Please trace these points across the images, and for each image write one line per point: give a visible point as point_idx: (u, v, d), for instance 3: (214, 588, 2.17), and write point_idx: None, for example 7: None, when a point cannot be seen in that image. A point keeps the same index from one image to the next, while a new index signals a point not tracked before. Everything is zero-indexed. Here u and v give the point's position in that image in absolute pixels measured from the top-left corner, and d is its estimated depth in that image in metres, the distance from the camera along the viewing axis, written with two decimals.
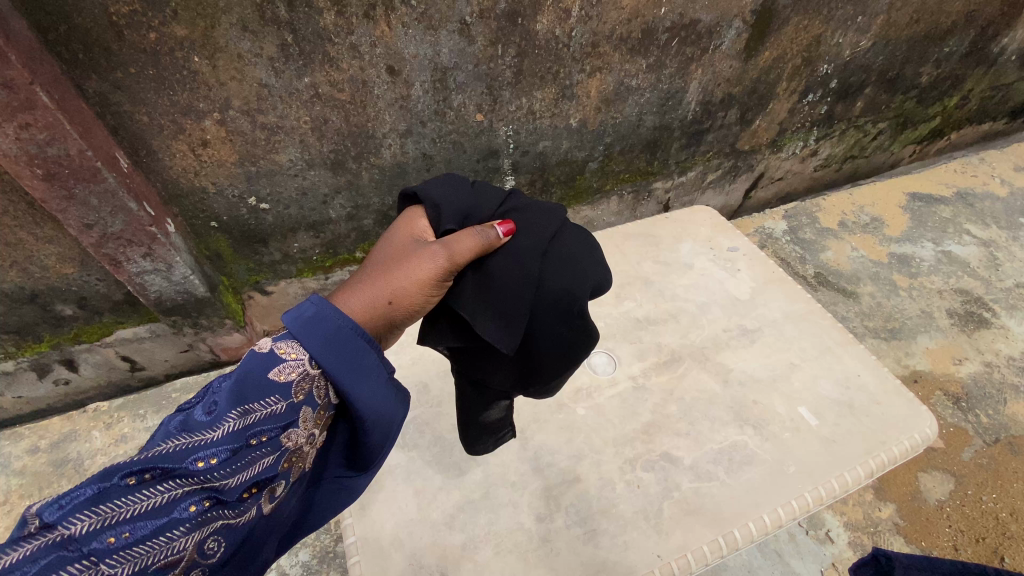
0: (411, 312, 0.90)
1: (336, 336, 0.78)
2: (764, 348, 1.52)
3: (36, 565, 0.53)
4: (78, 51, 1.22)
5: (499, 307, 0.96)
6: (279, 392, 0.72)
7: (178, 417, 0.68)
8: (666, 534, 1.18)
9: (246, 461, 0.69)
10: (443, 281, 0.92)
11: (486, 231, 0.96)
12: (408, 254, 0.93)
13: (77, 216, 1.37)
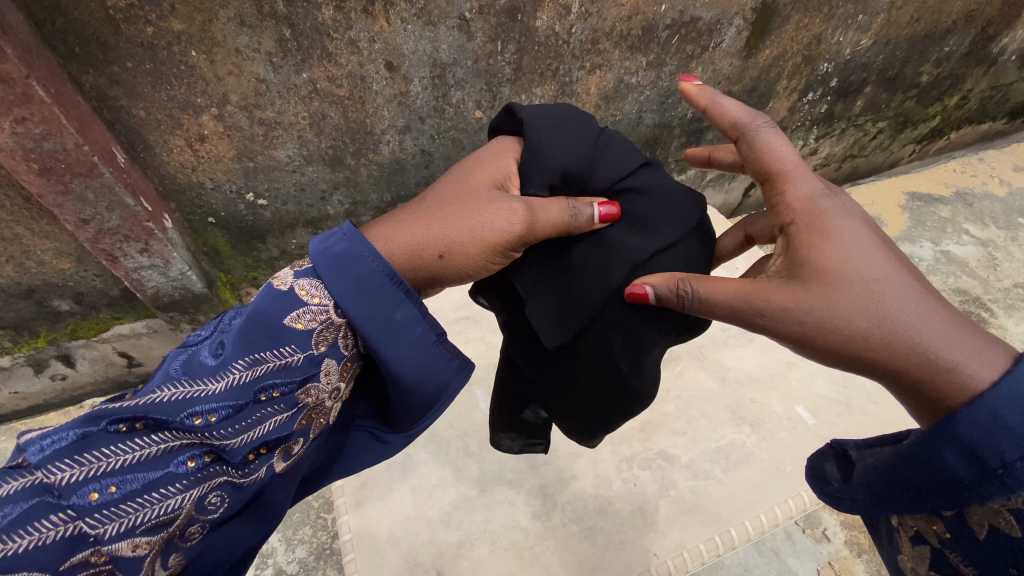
0: (459, 272, 0.95)
1: (365, 285, 0.83)
2: (763, 347, 1.51)
3: (19, 509, 0.60)
4: (75, 44, 1.22)
5: (559, 297, 0.96)
6: (295, 344, 0.78)
7: (184, 359, 0.75)
8: (663, 532, 1.19)
9: (254, 418, 0.76)
10: (504, 252, 0.95)
11: (578, 210, 0.93)
12: (484, 205, 0.94)
13: (74, 211, 1.36)
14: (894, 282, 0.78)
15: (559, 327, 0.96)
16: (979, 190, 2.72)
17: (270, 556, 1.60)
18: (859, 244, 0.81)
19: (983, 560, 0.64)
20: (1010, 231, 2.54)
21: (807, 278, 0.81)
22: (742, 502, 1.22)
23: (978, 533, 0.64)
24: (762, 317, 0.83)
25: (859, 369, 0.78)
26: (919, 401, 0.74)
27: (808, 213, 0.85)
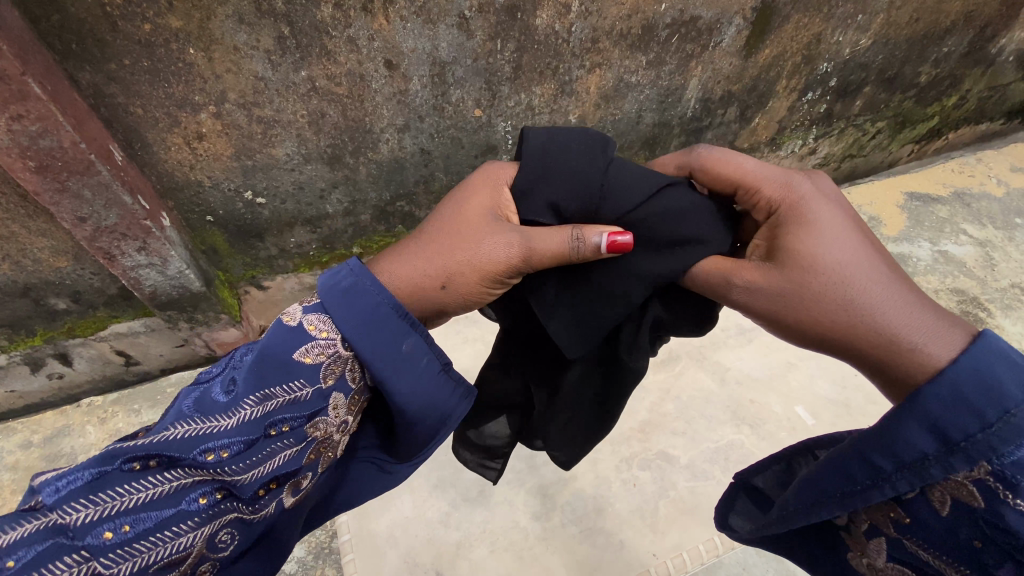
0: (463, 300, 0.94)
1: (374, 316, 0.82)
2: (762, 347, 1.50)
3: (32, 549, 0.59)
4: (72, 41, 1.21)
5: (580, 315, 0.94)
6: (303, 378, 0.78)
7: (197, 395, 0.75)
8: (661, 533, 1.20)
9: (265, 452, 0.76)
10: (503, 279, 0.93)
11: (582, 240, 0.87)
12: (481, 236, 0.92)
13: (71, 210, 1.35)
14: (863, 264, 0.80)
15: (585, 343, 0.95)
16: (977, 190, 2.73)
17: None
18: (834, 229, 0.83)
19: (945, 538, 0.66)
20: (1007, 231, 2.54)
21: (784, 258, 0.84)
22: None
23: (938, 511, 0.67)
24: (741, 294, 0.86)
25: (829, 346, 0.80)
26: (884, 377, 0.75)
27: (786, 199, 0.87)
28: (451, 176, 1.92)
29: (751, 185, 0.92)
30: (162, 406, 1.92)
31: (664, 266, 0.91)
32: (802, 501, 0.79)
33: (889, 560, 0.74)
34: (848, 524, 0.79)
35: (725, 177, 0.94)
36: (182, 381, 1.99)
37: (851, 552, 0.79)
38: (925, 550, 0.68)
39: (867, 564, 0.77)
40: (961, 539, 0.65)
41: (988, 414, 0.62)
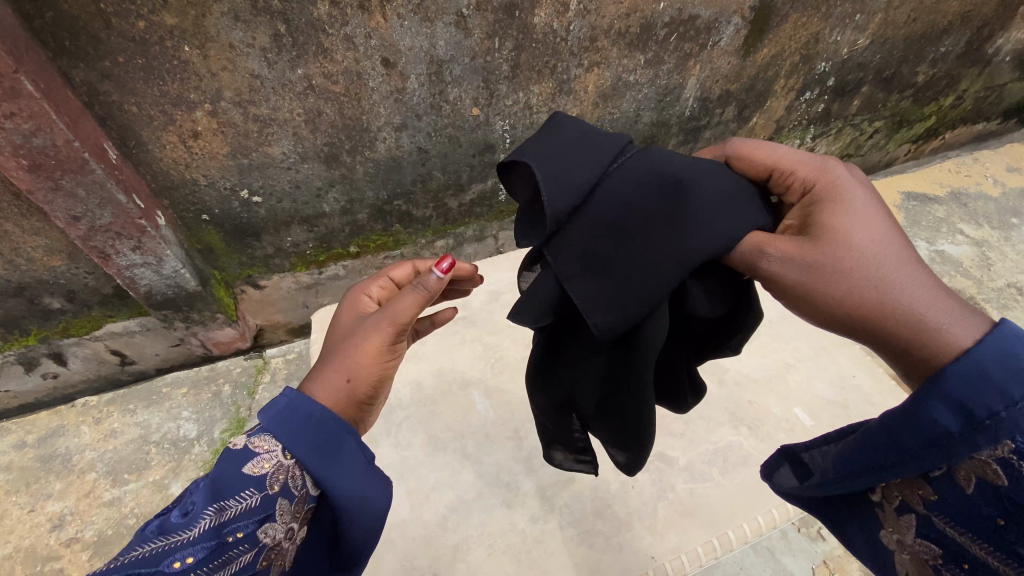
0: (372, 382, 0.96)
1: (301, 420, 0.82)
2: (761, 348, 1.49)
3: None
4: (65, 38, 1.19)
5: (607, 291, 0.86)
6: (254, 485, 0.76)
7: (157, 521, 0.74)
8: (659, 535, 1.19)
9: (226, 560, 0.72)
10: (394, 344, 0.99)
11: (422, 282, 0.98)
12: (355, 330, 1.00)
13: (65, 208, 1.35)
14: (896, 246, 0.75)
15: (612, 323, 0.85)
16: (974, 190, 2.73)
17: None
18: (871, 209, 0.79)
19: (969, 514, 0.62)
20: (1003, 231, 2.55)
21: (817, 231, 0.79)
22: (740, 504, 1.23)
23: (965, 488, 0.62)
24: (770, 263, 0.81)
25: (850, 325, 0.75)
26: (903, 362, 0.70)
27: (824, 177, 0.83)
28: (449, 175, 1.91)
29: (788, 167, 0.88)
30: (157, 406, 1.91)
31: (708, 239, 0.83)
32: (843, 473, 0.76)
33: (921, 537, 0.69)
34: (881, 499, 0.74)
35: (760, 159, 0.91)
36: (177, 381, 1.98)
37: (881, 529, 0.75)
38: (955, 529, 0.64)
39: (899, 541, 0.73)
40: (982, 519, 0.61)
41: (1015, 391, 0.58)
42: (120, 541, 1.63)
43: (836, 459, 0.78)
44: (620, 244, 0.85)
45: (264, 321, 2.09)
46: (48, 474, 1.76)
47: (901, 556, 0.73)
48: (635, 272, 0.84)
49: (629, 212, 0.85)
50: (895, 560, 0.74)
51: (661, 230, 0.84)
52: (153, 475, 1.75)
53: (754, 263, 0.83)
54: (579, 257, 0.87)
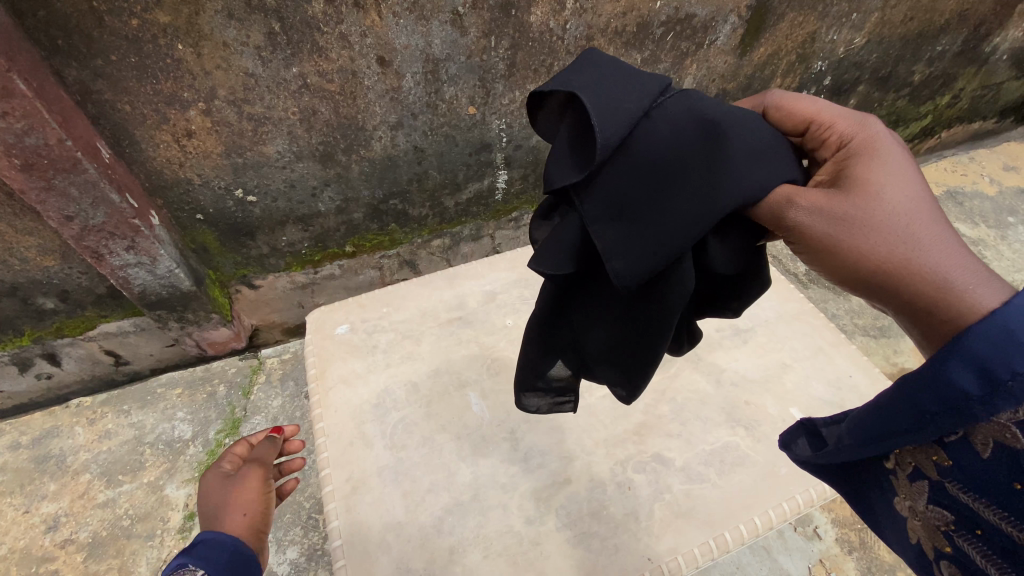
0: (266, 515, 1.08)
1: (223, 546, 0.94)
2: (758, 347, 1.37)
3: None
4: (57, 37, 1.18)
5: (631, 238, 0.73)
6: None
7: None
8: (657, 536, 1.04)
9: None
10: (269, 488, 1.13)
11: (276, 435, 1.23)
12: (231, 481, 1.08)
13: (57, 208, 1.34)
14: (938, 203, 0.61)
15: (634, 272, 0.73)
16: (969, 189, 2.74)
17: None
18: (912, 163, 0.64)
19: (984, 479, 0.53)
20: (999, 230, 2.56)
21: (848, 180, 0.65)
22: (754, 498, 1.10)
23: (981, 454, 0.53)
24: (794, 211, 0.66)
25: (871, 285, 0.60)
26: (932, 332, 0.57)
27: (864, 127, 0.69)
28: (445, 174, 1.90)
29: (827, 117, 0.73)
30: (152, 407, 1.90)
31: (756, 184, 0.69)
32: (859, 439, 0.65)
33: (933, 503, 0.60)
34: (896, 467, 0.65)
35: (798, 110, 0.77)
36: (172, 381, 1.97)
37: (896, 498, 0.65)
38: (967, 494, 0.55)
39: (911, 509, 0.63)
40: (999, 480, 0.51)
41: None
42: (115, 543, 1.62)
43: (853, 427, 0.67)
44: (654, 185, 0.72)
45: (259, 321, 2.08)
46: (43, 475, 1.75)
47: (914, 523, 0.63)
48: (668, 217, 0.71)
49: (671, 149, 0.72)
50: (908, 528, 0.65)
51: (705, 173, 0.71)
52: (148, 476, 1.74)
53: (775, 214, 0.69)
54: (607, 199, 0.74)
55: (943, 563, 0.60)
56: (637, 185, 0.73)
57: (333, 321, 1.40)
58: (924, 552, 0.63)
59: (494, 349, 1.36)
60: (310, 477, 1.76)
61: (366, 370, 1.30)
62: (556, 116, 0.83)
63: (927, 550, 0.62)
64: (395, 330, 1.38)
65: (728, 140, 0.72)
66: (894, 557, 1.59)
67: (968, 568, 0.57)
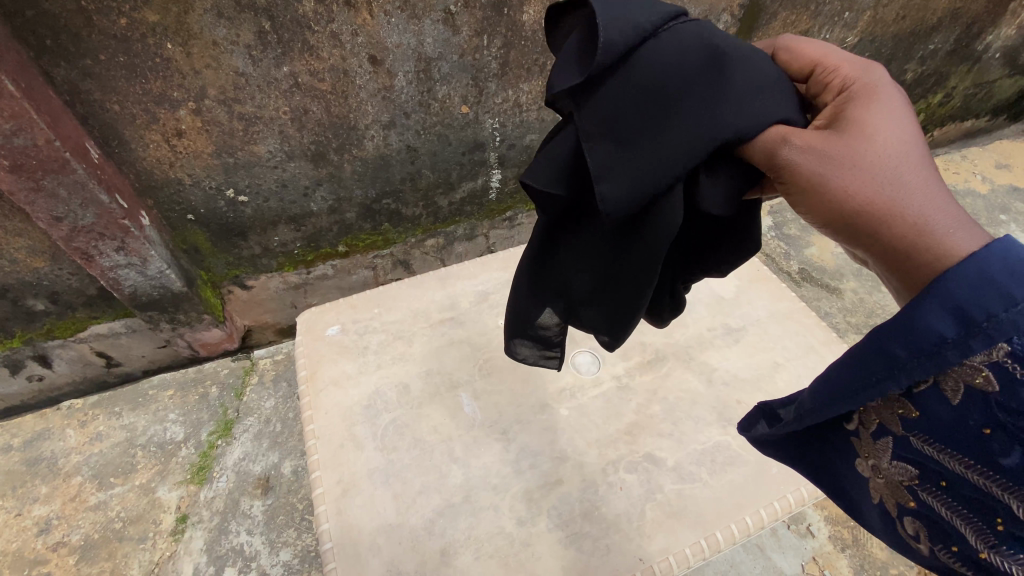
0: None
1: None
2: (749, 347, 1.37)
3: None
4: (45, 36, 1.17)
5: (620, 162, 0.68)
6: None
7: None
8: (649, 537, 1.04)
9: None
10: None
11: None
12: None
13: (46, 209, 1.32)
14: (930, 151, 0.58)
15: (620, 198, 0.67)
16: (961, 187, 2.76)
17: (254, 559, 1.58)
18: (910, 112, 0.61)
19: (955, 429, 0.52)
20: (991, 227, 2.57)
21: (841, 121, 0.61)
22: (745, 498, 1.10)
23: (950, 402, 0.52)
24: (784, 149, 0.62)
25: (848, 227, 0.57)
26: (906, 276, 0.54)
27: (867, 71, 0.65)
28: (438, 174, 1.89)
29: (834, 62, 0.69)
30: (144, 409, 1.89)
31: (753, 120, 0.65)
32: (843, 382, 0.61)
33: (898, 459, 0.59)
34: (857, 428, 0.64)
35: (805, 54, 0.72)
36: (165, 383, 1.96)
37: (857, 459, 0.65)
38: (932, 446, 0.55)
39: (873, 468, 0.63)
40: (967, 427, 0.51)
41: (1017, 292, 0.46)
42: (107, 545, 1.60)
43: (814, 389, 0.66)
44: (654, 110, 0.67)
45: (252, 322, 2.07)
46: (34, 478, 1.73)
47: (876, 482, 0.63)
48: (662, 145, 0.66)
49: (679, 73, 0.67)
50: (871, 488, 0.64)
51: (706, 105, 0.66)
52: (140, 478, 1.73)
53: (763, 153, 0.64)
54: (605, 117, 0.69)
55: (906, 520, 0.60)
56: (637, 107, 0.67)
57: (324, 323, 1.39)
58: (887, 511, 0.63)
59: (486, 349, 1.36)
60: (303, 478, 1.76)
61: (357, 371, 1.30)
62: (570, 23, 0.78)
63: (889, 508, 0.62)
64: (387, 331, 1.38)
65: (734, 76, 0.68)
66: (887, 555, 1.59)
67: (933, 521, 0.57)
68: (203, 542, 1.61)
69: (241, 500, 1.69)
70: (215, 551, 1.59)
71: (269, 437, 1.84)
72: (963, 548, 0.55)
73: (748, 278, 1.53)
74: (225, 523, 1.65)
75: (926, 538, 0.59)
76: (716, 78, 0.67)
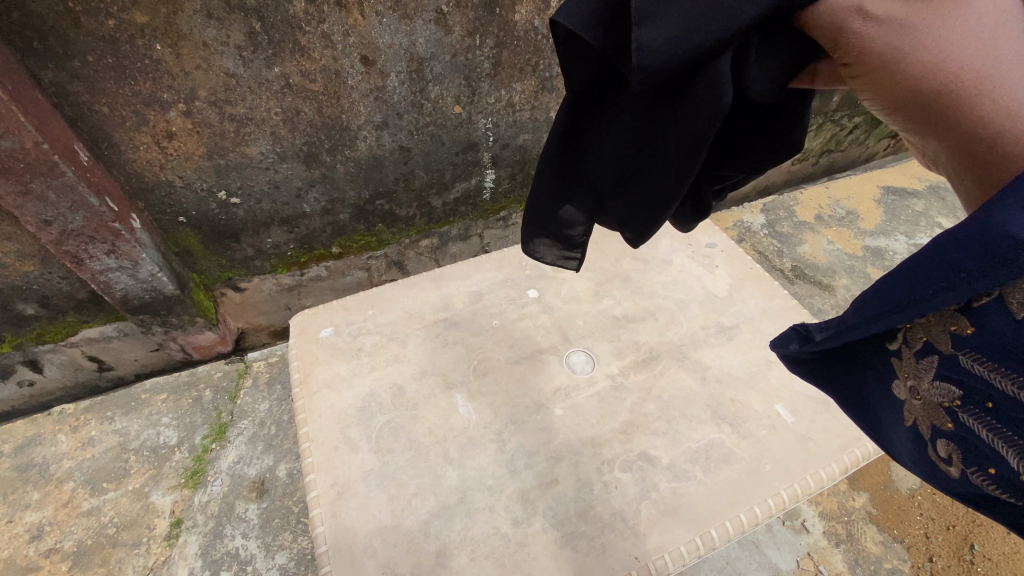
0: None
1: None
2: (742, 345, 1.37)
3: None
4: (33, 38, 1.16)
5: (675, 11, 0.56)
6: None
7: None
8: (644, 535, 1.04)
9: None
10: None
11: None
12: None
13: (34, 212, 1.31)
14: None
15: (661, 48, 0.57)
16: None
17: (250, 562, 1.57)
18: None
19: (1009, 349, 0.49)
20: None
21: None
22: (739, 495, 1.10)
23: (1015, 315, 0.49)
24: (859, 23, 0.54)
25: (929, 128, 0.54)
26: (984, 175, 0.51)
27: None
28: (432, 174, 1.89)
29: None
30: (137, 413, 1.87)
31: None
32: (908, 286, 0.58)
33: (935, 378, 0.58)
34: (900, 347, 0.64)
35: None
36: (157, 387, 1.94)
37: (896, 380, 0.66)
38: (981, 364, 0.52)
39: (912, 389, 0.62)
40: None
41: None
42: (100, 551, 1.58)
43: (857, 305, 0.67)
44: None
45: (246, 324, 2.06)
46: (25, 484, 1.71)
47: (913, 404, 0.63)
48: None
49: None
50: (906, 410, 0.64)
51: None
52: (133, 483, 1.71)
53: (835, 29, 0.55)
54: None
55: (939, 443, 0.60)
56: None
57: (317, 325, 1.39)
58: (920, 433, 0.62)
59: (481, 350, 1.36)
60: (298, 481, 1.75)
61: (351, 373, 1.29)
62: None
63: (923, 431, 0.62)
64: (381, 332, 1.38)
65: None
66: (880, 549, 1.61)
67: (969, 444, 0.56)
68: (198, 546, 1.60)
69: (236, 504, 1.69)
70: (210, 556, 1.58)
71: (264, 440, 1.83)
72: (1002, 472, 0.53)
73: (741, 276, 1.54)
74: (219, 527, 1.64)
75: (957, 461, 0.58)
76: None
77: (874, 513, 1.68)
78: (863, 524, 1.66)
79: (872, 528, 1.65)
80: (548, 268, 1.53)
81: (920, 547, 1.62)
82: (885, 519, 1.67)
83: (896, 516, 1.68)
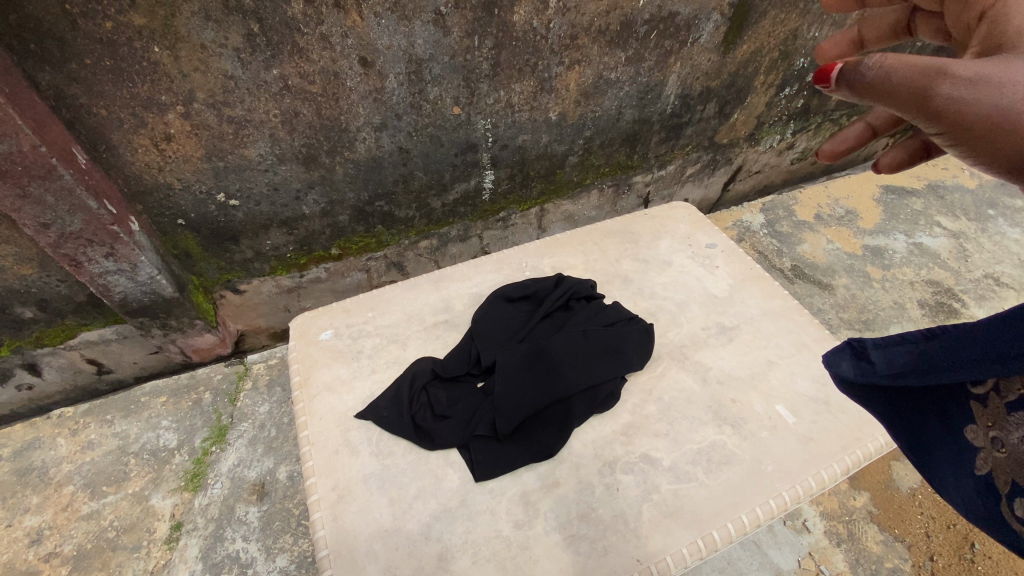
0: None
1: None
2: (743, 346, 1.37)
3: None
4: (30, 41, 1.15)
5: (520, 326, 1.33)
6: None
7: None
8: (645, 538, 1.04)
9: None
10: None
11: None
12: None
13: (31, 216, 1.30)
14: None
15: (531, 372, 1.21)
16: (950, 181, 2.78)
17: (250, 565, 1.57)
18: None
19: None
20: (980, 222, 2.58)
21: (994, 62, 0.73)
22: (741, 496, 1.10)
23: None
24: (944, 85, 0.73)
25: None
26: None
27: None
28: (431, 175, 1.89)
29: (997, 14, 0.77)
30: (136, 417, 1.86)
31: (600, 353, 1.25)
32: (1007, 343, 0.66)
33: None
34: (987, 394, 0.71)
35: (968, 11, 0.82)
36: (157, 390, 1.93)
37: (971, 425, 0.73)
38: None
39: (995, 440, 0.69)
40: None
41: None
42: (101, 555, 1.58)
43: (949, 344, 0.74)
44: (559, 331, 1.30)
45: (245, 326, 2.07)
46: (26, 487, 1.70)
47: (992, 455, 0.69)
48: (542, 313, 1.34)
49: (579, 321, 1.32)
50: (980, 462, 0.70)
51: (558, 301, 1.36)
52: (133, 486, 1.71)
53: (917, 90, 0.75)
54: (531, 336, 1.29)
55: (1015, 500, 0.65)
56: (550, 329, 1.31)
57: (317, 327, 1.39)
58: (995, 486, 0.68)
59: None
60: (299, 483, 1.74)
61: (350, 376, 1.29)
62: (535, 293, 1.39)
63: (998, 485, 0.68)
64: (381, 335, 1.37)
65: (574, 288, 1.39)
66: (881, 549, 1.61)
67: None
68: (198, 550, 1.59)
69: (237, 507, 1.68)
70: (210, 559, 1.58)
71: (263, 442, 1.82)
72: None
73: (742, 276, 1.54)
74: (220, 530, 1.63)
75: None
76: (562, 291, 1.37)
77: (875, 512, 1.68)
78: (864, 523, 1.66)
79: (872, 528, 1.65)
80: (547, 269, 1.53)
81: (921, 546, 1.62)
82: (886, 518, 1.67)
83: (898, 516, 1.67)
